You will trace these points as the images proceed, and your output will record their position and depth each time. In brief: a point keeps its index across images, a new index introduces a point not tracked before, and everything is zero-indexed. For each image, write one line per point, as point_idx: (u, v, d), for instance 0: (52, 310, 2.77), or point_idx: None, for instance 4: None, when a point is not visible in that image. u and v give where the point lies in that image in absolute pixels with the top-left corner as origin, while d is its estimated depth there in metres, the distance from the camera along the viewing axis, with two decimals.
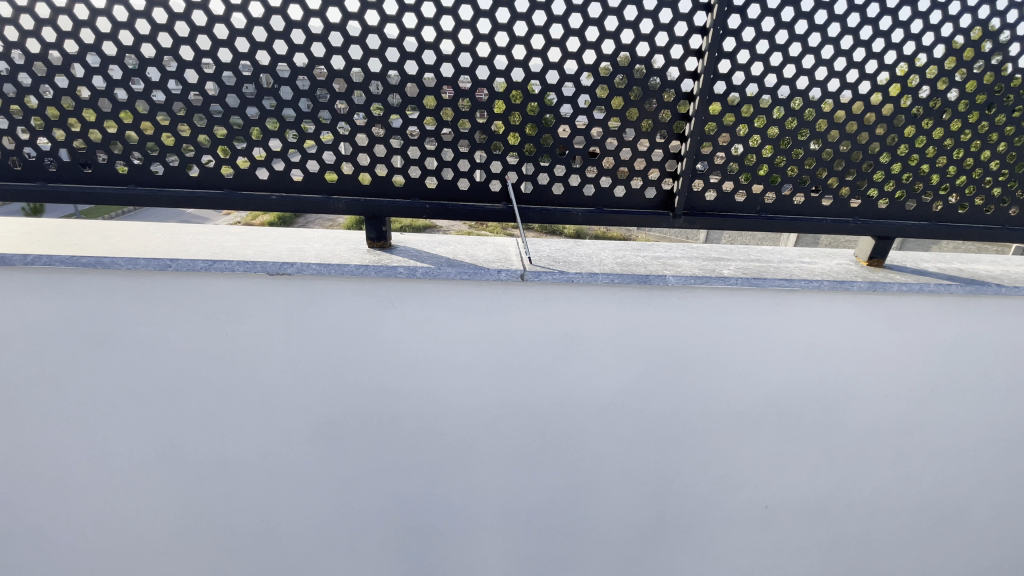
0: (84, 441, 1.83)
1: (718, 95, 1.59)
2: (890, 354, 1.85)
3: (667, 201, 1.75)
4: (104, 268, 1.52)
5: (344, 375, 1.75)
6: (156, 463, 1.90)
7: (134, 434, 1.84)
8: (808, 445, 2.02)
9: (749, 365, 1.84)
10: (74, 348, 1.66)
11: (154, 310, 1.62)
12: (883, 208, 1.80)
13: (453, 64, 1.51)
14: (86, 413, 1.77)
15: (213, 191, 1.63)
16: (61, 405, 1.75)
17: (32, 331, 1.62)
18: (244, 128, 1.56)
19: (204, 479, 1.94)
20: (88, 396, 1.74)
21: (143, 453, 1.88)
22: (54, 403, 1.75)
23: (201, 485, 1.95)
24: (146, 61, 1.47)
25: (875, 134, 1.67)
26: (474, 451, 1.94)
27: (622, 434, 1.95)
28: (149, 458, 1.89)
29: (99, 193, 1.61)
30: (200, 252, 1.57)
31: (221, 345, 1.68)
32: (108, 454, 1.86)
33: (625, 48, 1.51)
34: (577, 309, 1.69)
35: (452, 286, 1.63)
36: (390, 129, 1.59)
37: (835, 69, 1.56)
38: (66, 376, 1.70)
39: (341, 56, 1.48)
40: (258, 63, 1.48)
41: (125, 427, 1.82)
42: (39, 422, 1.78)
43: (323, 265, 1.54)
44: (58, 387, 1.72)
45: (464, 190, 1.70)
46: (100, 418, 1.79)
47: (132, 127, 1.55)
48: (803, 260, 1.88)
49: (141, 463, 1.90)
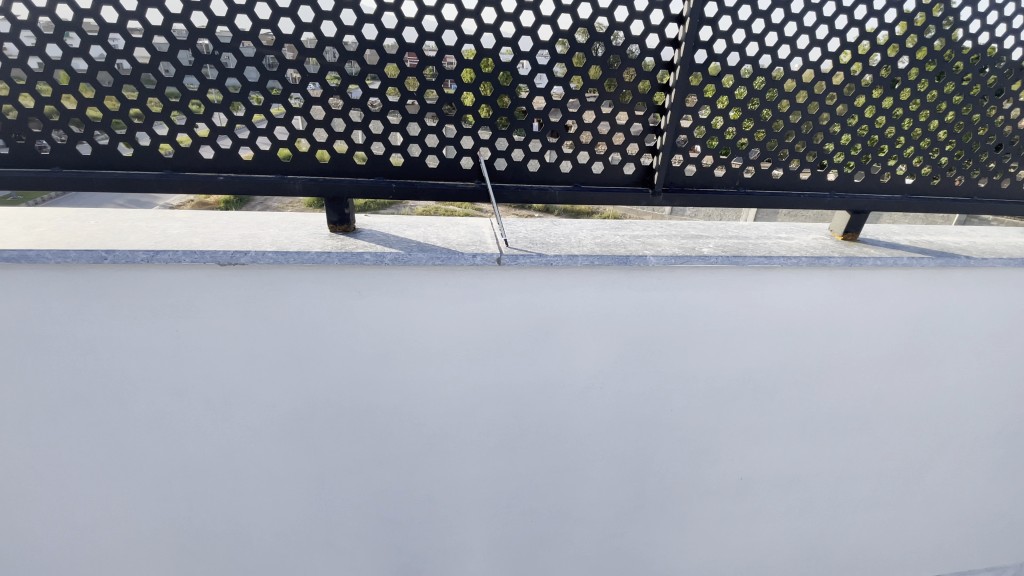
0: (25, 450, 1.67)
1: (700, 65, 1.51)
2: (862, 327, 1.86)
3: (646, 177, 1.68)
4: (29, 263, 1.35)
5: (310, 368, 1.64)
6: (109, 468, 1.76)
7: (84, 440, 1.69)
8: (784, 418, 2.04)
9: (728, 343, 1.83)
10: (5, 351, 1.48)
11: (92, 307, 1.46)
12: (861, 180, 1.78)
13: (417, 29, 1.37)
14: (25, 420, 1.61)
15: (151, 173, 1.46)
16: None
17: None
18: (182, 101, 1.40)
19: (164, 482, 1.82)
20: (28, 402, 1.58)
21: (95, 459, 1.73)
22: None
23: (163, 489, 1.83)
24: (62, 26, 1.27)
25: (854, 105, 1.63)
26: (451, 440, 1.87)
27: (601, 416, 1.92)
28: (102, 464, 1.75)
29: (17, 177, 1.41)
30: (141, 241, 1.41)
31: (174, 341, 1.54)
32: (54, 462, 1.71)
33: (602, 13, 1.41)
34: (556, 292, 1.62)
35: (424, 271, 1.53)
36: (349, 101, 1.44)
37: (817, 37, 1.50)
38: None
39: (290, 19, 1.33)
40: (194, 26, 1.31)
41: (72, 432, 1.66)
42: None
43: (281, 252, 1.41)
44: None
45: (432, 167, 1.58)
46: (42, 425, 1.63)
47: (52, 101, 1.35)
48: (781, 235, 1.86)
49: (93, 469, 1.75)
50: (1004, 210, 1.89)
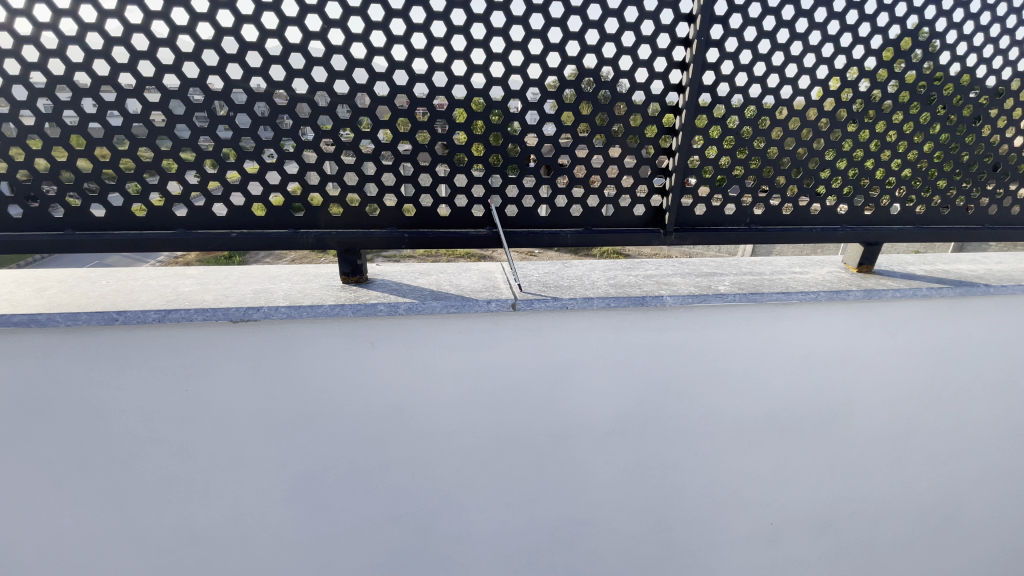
0: (27, 521, 1.60)
1: (705, 107, 1.53)
2: (885, 361, 1.82)
3: (656, 217, 1.68)
4: (38, 328, 1.32)
5: (322, 423, 1.59)
6: (112, 537, 1.68)
7: (88, 508, 1.61)
8: (812, 457, 1.96)
9: (750, 382, 1.78)
10: (9, 417, 1.43)
11: (101, 369, 1.42)
12: (871, 213, 1.78)
13: (427, 84, 1.40)
14: (27, 489, 1.55)
15: (163, 232, 1.46)
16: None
17: None
18: (197, 161, 1.41)
19: (169, 550, 1.73)
20: (31, 470, 1.52)
21: (98, 528, 1.66)
22: None
23: (169, 558, 1.74)
24: (80, 92, 1.29)
25: (859, 140, 1.64)
26: (467, 495, 1.79)
27: (623, 463, 1.84)
28: (104, 532, 1.67)
29: (30, 241, 1.41)
30: (152, 301, 1.39)
31: (184, 401, 1.50)
32: (56, 531, 1.63)
33: (607, 62, 1.44)
34: (573, 335, 1.59)
35: (438, 321, 1.50)
36: (361, 155, 1.46)
37: (818, 76, 1.52)
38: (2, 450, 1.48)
39: (304, 79, 1.36)
40: (210, 89, 1.34)
41: (74, 501, 1.59)
42: None
43: (294, 307, 1.39)
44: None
45: (444, 217, 1.58)
46: (44, 493, 1.56)
47: (68, 164, 1.36)
48: (795, 270, 1.85)
49: (95, 538, 1.67)
50: (1016, 236, 1.88)
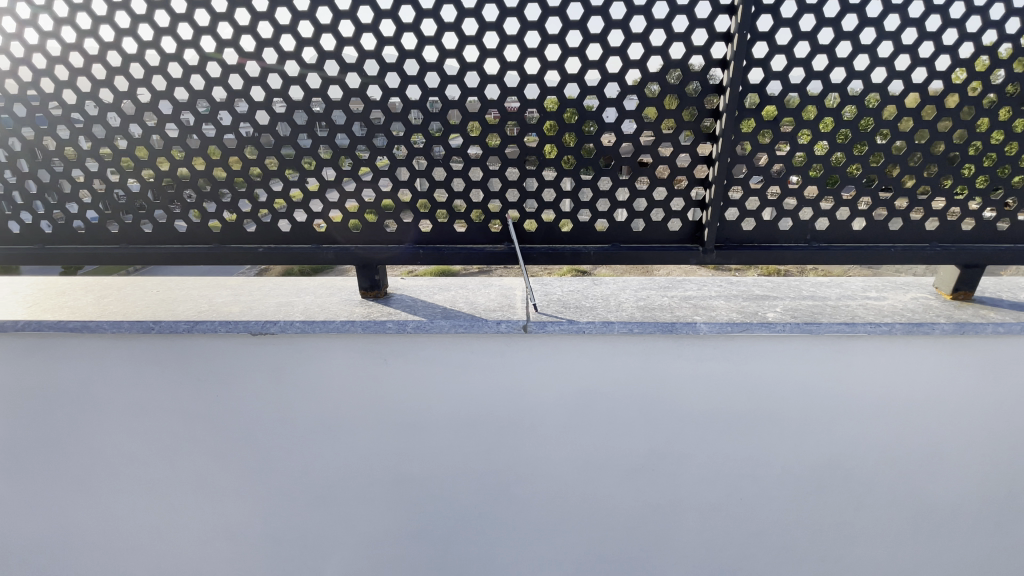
0: (74, 513, 1.70)
1: (750, 108, 1.37)
2: (987, 406, 1.50)
3: (695, 233, 1.51)
4: (90, 333, 1.44)
5: (340, 434, 1.57)
6: (146, 536, 1.74)
7: (127, 510, 1.69)
8: (889, 513, 1.67)
9: (807, 421, 1.55)
10: (64, 418, 1.56)
11: (141, 374, 1.51)
12: (970, 229, 1.47)
13: (441, 97, 1.39)
14: (75, 483, 1.65)
15: (200, 246, 1.55)
16: (49, 476, 1.63)
17: (21, 398, 1.53)
18: (227, 180, 1.49)
19: (199, 549, 1.76)
20: (78, 469, 1.63)
21: (135, 525, 1.72)
22: (43, 474, 1.63)
23: (198, 564, 1.78)
24: (127, 118, 1.42)
25: (954, 141, 1.37)
26: (488, 519, 1.70)
27: (657, 501, 1.67)
28: (140, 530, 1.73)
29: (90, 253, 1.55)
30: (186, 312, 1.48)
31: (211, 411, 1.55)
32: (99, 525, 1.72)
33: (633, 65, 1.32)
34: (596, 362, 1.46)
35: (450, 342, 1.45)
36: (377, 172, 1.45)
37: (897, 68, 1.30)
38: (55, 445, 1.59)
39: (322, 98, 1.40)
40: (238, 112, 1.41)
41: (115, 497, 1.67)
42: (29, 496, 1.66)
43: (308, 321, 1.42)
44: (48, 459, 1.61)
45: (461, 232, 1.53)
46: (89, 488, 1.65)
47: (120, 184, 1.50)
48: (870, 295, 1.59)
49: (132, 535, 1.74)
50: None
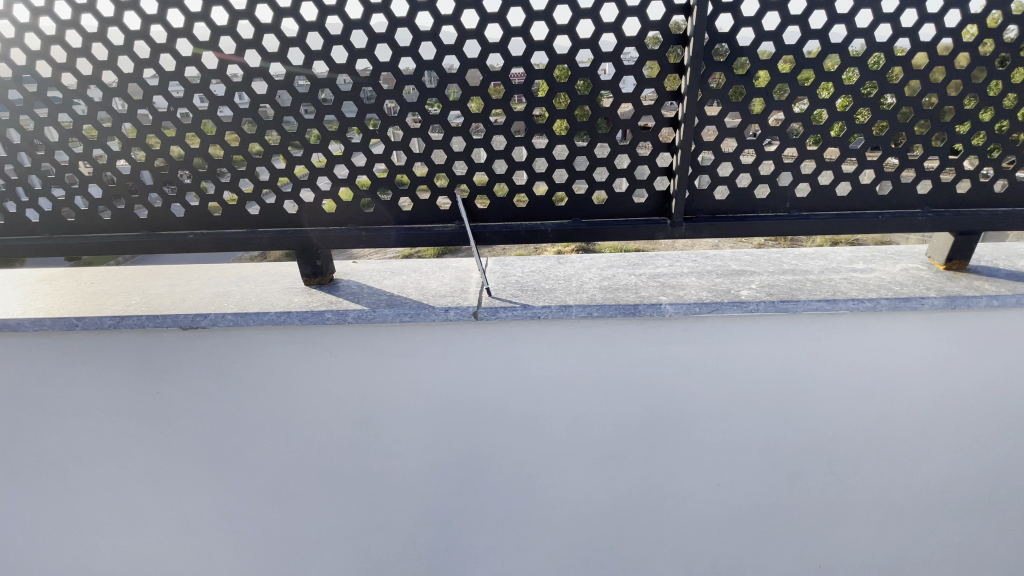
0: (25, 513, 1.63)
1: (721, 61, 1.21)
2: (980, 383, 1.40)
3: (663, 205, 1.38)
4: (13, 332, 1.34)
5: (289, 429, 1.49)
6: (100, 535, 1.67)
7: (77, 509, 1.62)
8: (875, 494, 1.58)
9: (787, 404, 1.44)
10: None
11: (72, 373, 1.41)
12: (964, 191, 1.34)
13: (370, 59, 1.23)
14: (21, 484, 1.57)
15: (127, 235, 1.42)
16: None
17: None
18: (148, 160, 1.36)
19: (155, 547, 1.69)
20: (22, 469, 1.55)
21: (88, 524, 1.65)
22: None
23: (155, 561, 1.71)
24: (29, 96, 1.27)
25: (947, 94, 1.23)
26: (452, 510, 1.62)
27: (630, 489, 1.58)
28: (94, 529, 1.66)
29: (12, 245, 1.42)
30: (115, 306, 1.38)
31: (150, 409, 1.46)
32: (51, 525, 1.65)
33: (585, 14, 1.17)
34: (555, 348, 1.36)
35: (397, 329, 1.35)
36: (309, 147, 1.33)
37: (885, 11, 1.15)
38: None
39: (238, 65, 1.24)
40: (148, 85, 1.27)
41: (64, 497, 1.60)
42: None
43: (240, 314, 1.32)
44: None
45: (407, 211, 1.40)
46: (36, 489, 1.58)
47: (33, 168, 1.35)
48: (854, 267, 1.47)
49: (85, 534, 1.67)
50: None
